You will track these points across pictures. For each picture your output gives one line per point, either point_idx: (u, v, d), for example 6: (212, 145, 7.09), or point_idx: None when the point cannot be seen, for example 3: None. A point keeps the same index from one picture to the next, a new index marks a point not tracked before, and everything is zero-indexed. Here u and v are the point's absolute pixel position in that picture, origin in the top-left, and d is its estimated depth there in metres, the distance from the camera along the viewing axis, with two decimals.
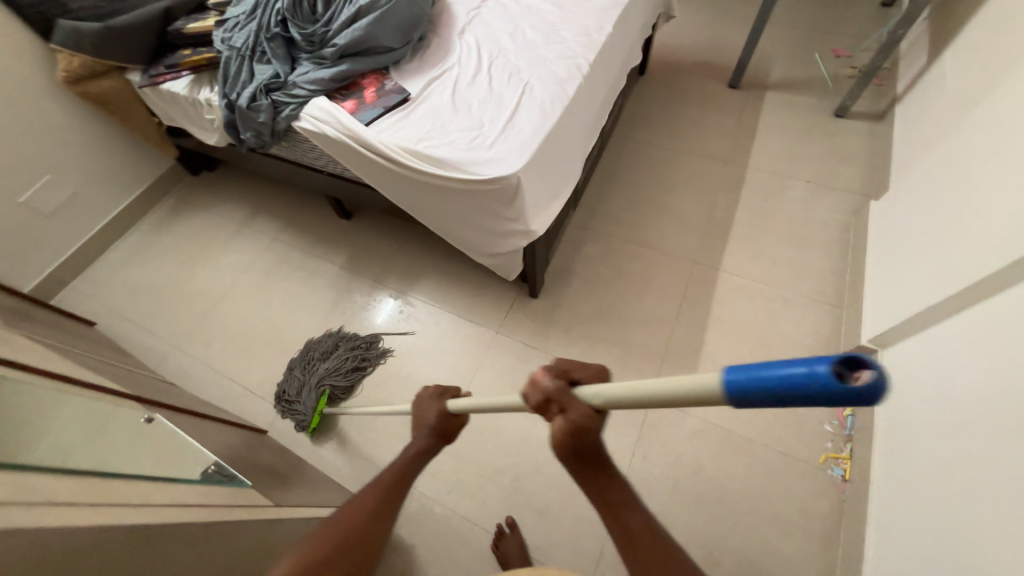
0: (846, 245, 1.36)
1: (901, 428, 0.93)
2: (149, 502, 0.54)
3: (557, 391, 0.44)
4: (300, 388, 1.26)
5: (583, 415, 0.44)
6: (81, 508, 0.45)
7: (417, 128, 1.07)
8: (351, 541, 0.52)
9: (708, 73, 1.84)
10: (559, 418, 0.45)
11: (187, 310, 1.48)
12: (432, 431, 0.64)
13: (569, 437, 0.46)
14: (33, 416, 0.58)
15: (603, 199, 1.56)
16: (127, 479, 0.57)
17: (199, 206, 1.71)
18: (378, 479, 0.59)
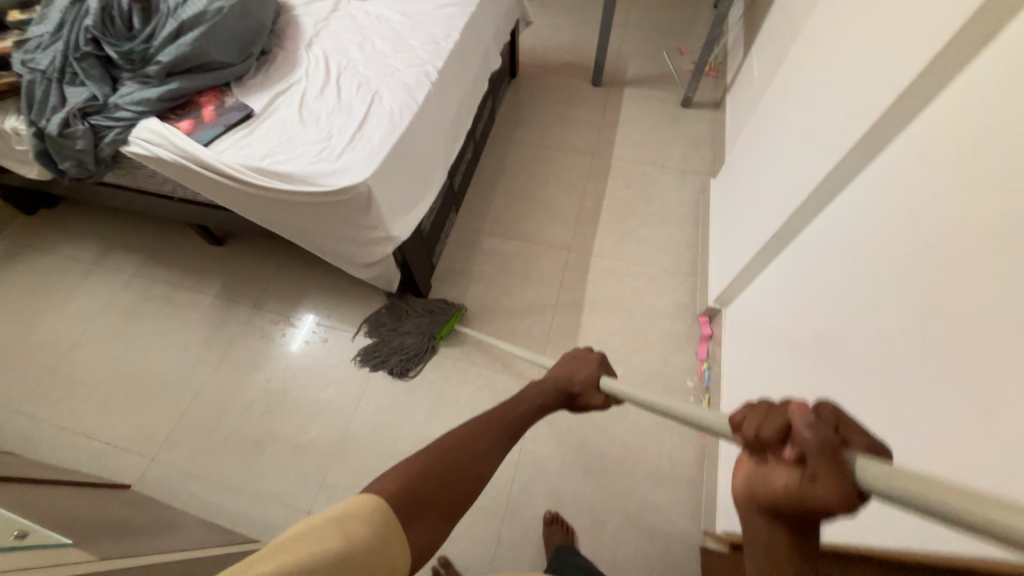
0: (696, 220, 1.54)
1: (741, 373, 1.07)
2: None
3: (815, 442, 0.29)
4: (414, 339, 1.29)
5: (830, 494, 0.27)
6: None
7: (262, 144, 1.03)
8: (454, 467, 0.50)
9: (573, 72, 1.98)
10: (791, 469, 0.29)
11: (29, 366, 1.30)
12: (566, 387, 0.64)
13: (788, 503, 0.29)
14: None
15: (484, 198, 1.61)
16: None
17: (37, 247, 1.52)
18: (495, 417, 0.57)
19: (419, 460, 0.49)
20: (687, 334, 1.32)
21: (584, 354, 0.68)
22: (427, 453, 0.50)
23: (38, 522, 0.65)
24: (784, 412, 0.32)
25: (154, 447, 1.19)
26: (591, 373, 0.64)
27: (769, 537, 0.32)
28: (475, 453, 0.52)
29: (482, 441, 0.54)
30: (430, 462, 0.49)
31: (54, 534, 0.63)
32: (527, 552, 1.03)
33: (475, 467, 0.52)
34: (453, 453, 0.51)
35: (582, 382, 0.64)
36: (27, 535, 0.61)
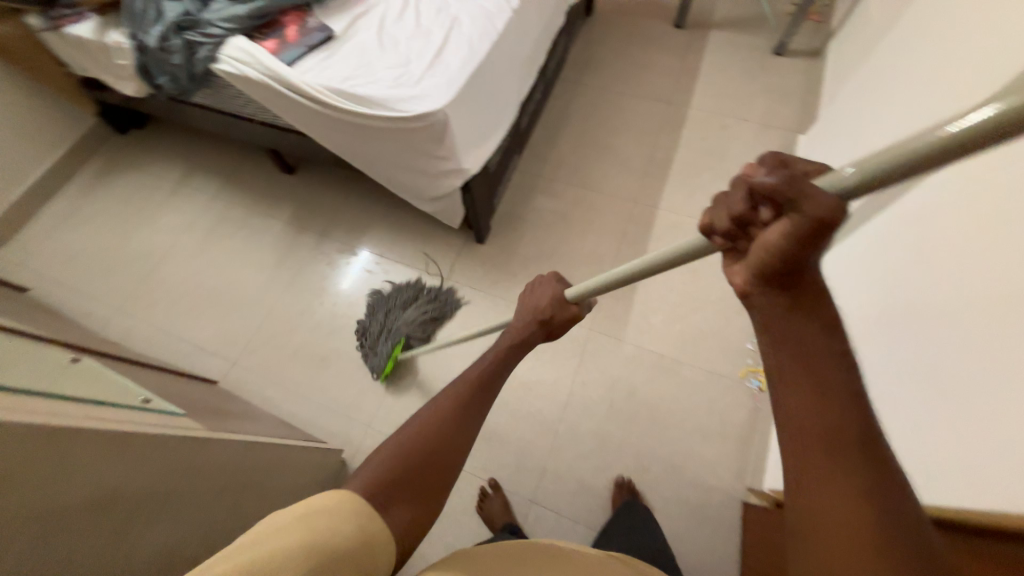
0: None
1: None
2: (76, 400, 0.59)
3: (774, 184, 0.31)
4: (381, 333, 1.26)
5: (817, 213, 0.30)
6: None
7: (342, 66, 1.03)
8: (428, 454, 0.49)
9: (654, 12, 1.83)
10: (779, 221, 0.32)
11: (128, 272, 1.44)
12: (540, 315, 0.62)
13: (791, 253, 0.32)
14: None
15: (549, 142, 1.56)
16: (56, 399, 0.56)
17: (130, 165, 1.63)
18: (462, 378, 0.57)
19: (383, 454, 0.49)
20: None
21: (543, 278, 0.66)
22: (389, 444, 0.50)
23: (155, 395, 0.75)
24: (743, 183, 0.34)
25: (234, 353, 1.31)
26: (556, 292, 0.62)
27: (782, 303, 0.35)
28: (445, 423, 0.52)
29: (450, 408, 0.53)
30: (395, 454, 0.49)
31: (169, 406, 0.73)
32: (570, 487, 1.07)
33: (450, 432, 0.51)
34: (419, 437, 0.50)
35: (551, 305, 0.62)
36: (150, 402, 0.71)
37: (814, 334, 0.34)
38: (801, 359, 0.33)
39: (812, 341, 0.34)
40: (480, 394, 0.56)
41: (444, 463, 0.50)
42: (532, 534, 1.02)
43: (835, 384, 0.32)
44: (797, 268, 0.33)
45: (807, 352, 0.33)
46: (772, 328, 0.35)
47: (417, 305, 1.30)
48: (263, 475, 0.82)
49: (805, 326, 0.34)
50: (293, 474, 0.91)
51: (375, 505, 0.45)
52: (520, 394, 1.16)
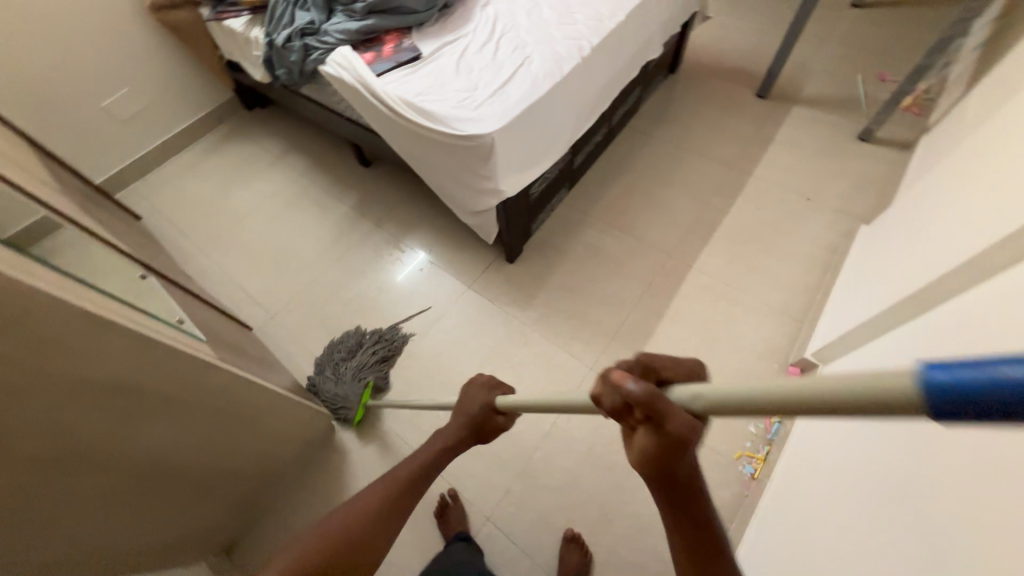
0: (826, 265, 1.36)
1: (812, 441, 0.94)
2: (128, 303, 0.73)
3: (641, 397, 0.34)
4: (340, 384, 1.25)
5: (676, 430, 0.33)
6: (75, 280, 0.65)
7: (420, 83, 1.18)
8: (343, 548, 0.49)
9: (739, 78, 1.83)
10: (645, 429, 0.35)
11: (216, 221, 1.69)
12: (467, 422, 0.69)
13: (660, 458, 0.35)
14: (72, 246, 0.78)
15: (601, 182, 1.61)
16: (114, 298, 0.70)
17: (245, 135, 1.93)
18: (391, 475, 0.58)
19: (300, 547, 0.48)
20: (770, 379, 1.20)
21: (473, 382, 0.73)
22: (306, 540, 0.49)
23: (190, 320, 0.88)
24: (614, 381, 0.36)
25: (276, 308, 1.48)
26: (484, 402, 0.69)
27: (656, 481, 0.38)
28: (365, 521, 0.52)
29: (375, 504, 0.54)
30: (313, 547, 0.48)
31: (196, 330, 0.86)
32: (529, 515, 1.07)
33: (374, 526, 0.52)
34: (340, 531, 0.50)
35: (479, 410, 0.69)
36: (183, 322, 0.85)
37: (686, 499, 0.38)
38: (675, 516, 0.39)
39: (684, 505, 0.38)
40: (409, 492, 0.58)
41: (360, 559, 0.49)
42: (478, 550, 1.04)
43: (698, 527, 0.39)
44: (667, 469, 0.36)
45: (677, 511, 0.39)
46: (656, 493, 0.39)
47: (364, 347, 1.31)
48: (253, 409, 0.93)
49: (680, 494, 0.38)
50: (282, 417, 1.02)
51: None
52: None
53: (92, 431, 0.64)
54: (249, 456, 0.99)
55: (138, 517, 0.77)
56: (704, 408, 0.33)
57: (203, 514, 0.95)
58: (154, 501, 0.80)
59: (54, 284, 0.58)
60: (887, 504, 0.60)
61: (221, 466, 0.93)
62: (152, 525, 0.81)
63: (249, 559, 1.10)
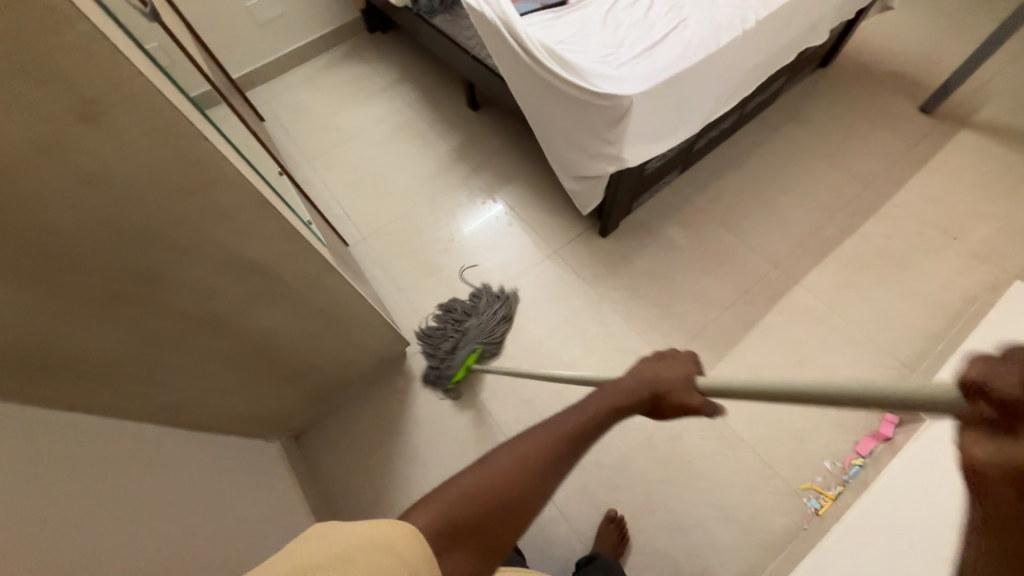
0: (956, 315, 1.21)
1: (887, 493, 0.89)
2: (276, 194, 0.78)
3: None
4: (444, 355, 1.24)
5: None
6: (244, 162, 0.70)
7: (562, 31, 1.13)
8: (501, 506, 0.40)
9: (903, 87, 1.61)
10: None
11: (325, 137, 1.76)
12: (651, 396, 0.49)
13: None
14: (234, 131, 0.84)
15: (715, 173, 1.51)
16: (268, 186, 0.75)
17: (364, 57, 1.96)
18: (554, 425, 0.45)
19: (449, 493, 0.40)
20: (859, 420, 1.11)
21: (671, 351, 0.53)
22: (461, 484, 0.41)
23: (314, 224, 0.94)
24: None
25: (367, 231, 1.53)
26: (673, 377, 0.49)
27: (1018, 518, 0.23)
28: (523, 482, 0.42)
29: (529, 460, 0.42)
30: (464, 497, 0.40)
31: (318, 234, 0.91)
32: (574, 484, 1.08)
33: (529, 490, 0.41)
34: (495, 481, 0.41)
35: (672, 381, 0.50)
36: (311, 224, 0.90)
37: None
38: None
39: None
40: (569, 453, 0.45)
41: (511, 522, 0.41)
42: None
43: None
44: None
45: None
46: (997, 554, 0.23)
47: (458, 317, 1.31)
48: (348, 319, 0.98)
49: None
50: (367, 333, 1.08)
51: (431, 554, 0.37)
52: None
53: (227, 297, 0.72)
54: (333, 359, 1.07)
55: (237, 381, 0.89)
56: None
57: (285, 398, 1.05)
58: (250, 375, 0.91)
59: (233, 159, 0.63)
60: None
61: (310, 361, 1.00)
62: (245, 390, 0.92)
63: (311, 450, 1.20)
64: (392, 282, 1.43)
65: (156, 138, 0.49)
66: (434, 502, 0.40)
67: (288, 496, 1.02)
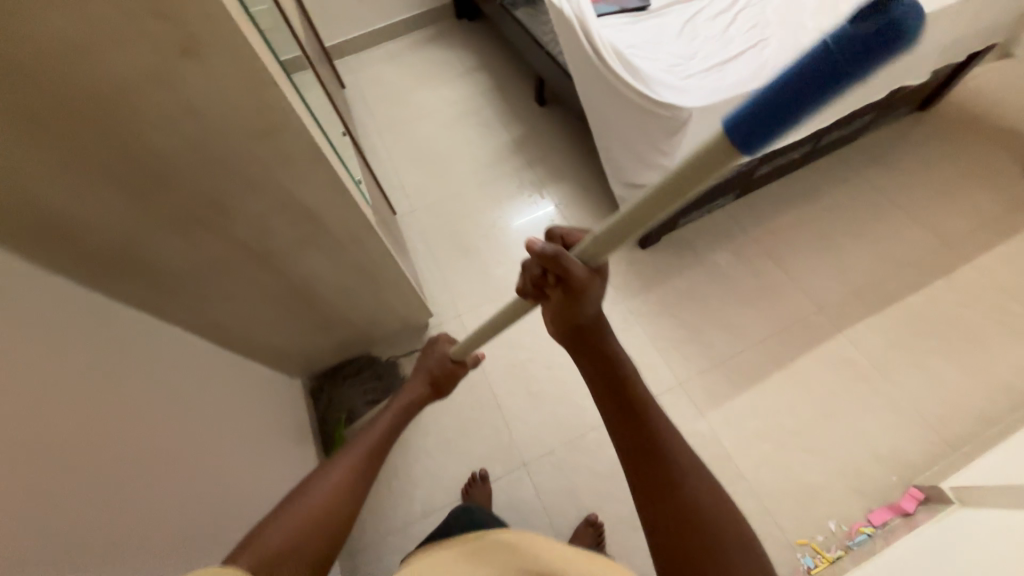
0: (1021, 401, 1.09)
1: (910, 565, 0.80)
2: (334, 151, 0.85)
3: (549, 255, 0.44)
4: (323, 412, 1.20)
5: (577, 278, 0.44)
6: (311, 116, 0.76)
7: (635, 36, 1.12)
8: (326, 521, 0.48)
9: (1012, 145, 1.45)
10: (556, 288, 0.46)
11: (397, 111, 1.85)
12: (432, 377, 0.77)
13: (569, 305, 0.46)
14: (310, 90, 0.92)
15: (775, 204, 1.44)
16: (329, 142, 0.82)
17: (447, 41, 2.04)
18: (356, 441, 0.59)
19: (276, 530, 0.45)
20: (879, 488, 1.03)
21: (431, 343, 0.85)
22: (281, 519, 0.47)
23: (364, 185, 1.00)
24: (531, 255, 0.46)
25: (416, 204, 1.61)
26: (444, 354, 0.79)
27: (584, 350, 0.47)
28: (340, 497, 0.51)
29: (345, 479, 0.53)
30: (293, 527, 0.46)
31: (366, 194, 0.98)
32: (561, 482, 1.09)
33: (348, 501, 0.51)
34: (318, 505, 0.49)
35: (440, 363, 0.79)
36: (361, 183, 0.96)
37: (608, 366, 0.45)
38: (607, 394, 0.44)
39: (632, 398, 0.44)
40: (372, 459, 0.58)
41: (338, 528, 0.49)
42: (495, 493, 1.08)
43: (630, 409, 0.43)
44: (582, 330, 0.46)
45: (616, 385, 0.44)
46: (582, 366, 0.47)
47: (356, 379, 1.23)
48: (380, 278, 1.05)
49: (603, 363, 0.45)
50: (395, 296, 1.14)
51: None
52: (579, 382, 1.20)
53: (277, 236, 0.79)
54: (361, 315, 1.13)
55: (275, 317, 0.98)
56: (599, 245, 0.43)
57: (312, 342, 1.14)
58: (287, 314, 0.99)
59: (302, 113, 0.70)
60: None
61: (340, 310, 1.08)
62: (279, 326, 1.01)
63: None
64: (429, 257, 1.49)
65: (237, 80, 0.56)
66: (255, 545, 0.43)
67: (296, 429, 1.11)
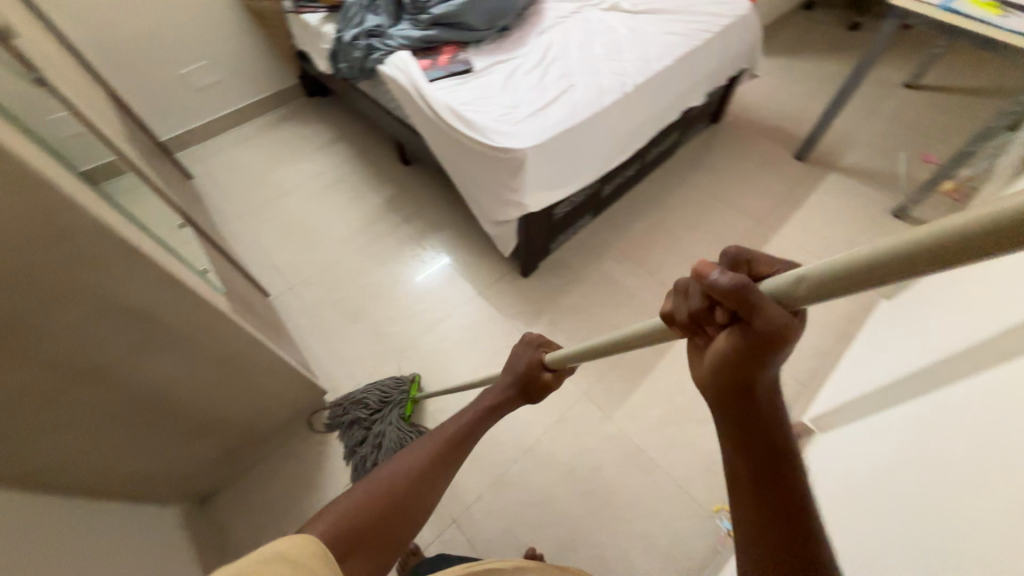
0: (841, 333, 1.33)
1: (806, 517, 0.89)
2: (163, 245, 0.80)
3: (730, 290, 0.32)
4: (376, 440, 1.13)
5: (765, 328, 0.32)
6: (124, 215, 0.72)
7: (466, 95, 1.25)
8: (400, 500, 0.51)
9: (781, 139, 1.86)
10: (730, 329, 0.34)
11: (259, 192, 1.79)
12: (517, 380, 0.72)
13: (739, 358, 0.34)
14: (127, 189, 0.86)
15: (626, 215, 1.64)
16: (153, 239, 0.78)
17: (301, 119, 2.05)
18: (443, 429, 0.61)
19: (354, 499, 0.50)
20: None
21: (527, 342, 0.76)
22: (361, 490, 0.51)
23: (214, 273, 0.95)
24: (697, 280, 0.35)
25: (295, 281, 1.53)
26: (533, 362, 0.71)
27: (736, 411, 0.36)
28: (418, 478, 0.54)
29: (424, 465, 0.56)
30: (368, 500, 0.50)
31: (217, 283, 0.92)
32: (494, 526, 1.05)
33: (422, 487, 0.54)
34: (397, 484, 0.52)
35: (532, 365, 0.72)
36: (207, 272, 0.91)
37: (770, 447, 0.36)
38: (755, 477, 0.36)
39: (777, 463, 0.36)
40: (453, 451, 0.59)
41: (413, 514, 0.52)
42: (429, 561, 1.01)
43: (787, 510, 0.35)
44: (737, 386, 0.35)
45: (770, 474, 0.35)
46: (727, 428, 0.38)
47: (358, 416, 1.17)
48: (252, 366, 0.98)
49: (759, 436, 0.36)
50: (276, 381, 1.06)
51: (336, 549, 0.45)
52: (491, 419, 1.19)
53: (107, 350, 0.71)
54: (241, 411, 1.03)
55: (127, 440, 0.84)
56: (808, 294, 0.31)
57: (186, 457, 0.99)
58: (141, 430, 0.86)
59: (109, 213, 0.65)
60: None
61: (213, 414, 0.97)
62: (135, 451, 0.87)
63: (219, 513, 1.13)
64: (316, 331, 1.41)
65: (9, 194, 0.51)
66: (337, 507, 0.49)
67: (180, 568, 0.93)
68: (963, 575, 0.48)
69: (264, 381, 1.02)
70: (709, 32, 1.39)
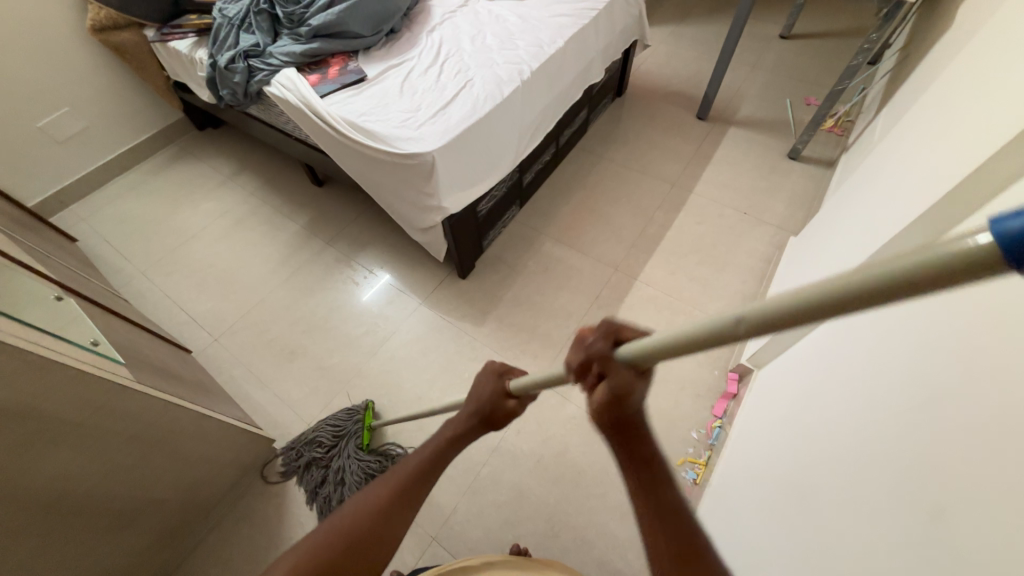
0: (763, 275, 1.42)
1: (742, 457, 0.94)
2: (32, 326, 0.71)
3: (596, 352, 0.38)
4: (338, 478, 1.09)
5: (619, 386, 0.37)
6: None
7: (363, 105, 1.20)
8: (352, 547, 0.49)
9: (682, 102, 1.95)
10: (598, 385, 0.39)
11: (160, 241, 1.64)
12: (480, 410, 0.63)
13: (605, 408, 0.39)
14: None
15: (551, 199, 1.66)
16: (13, 320, 0.68)
17: (196, 155, 1.90)
18: (402, 465, 0.57)
19: (303, 550, 0.48)
20: (713, 386, 1.23)
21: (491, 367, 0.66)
22: (310, 540, 0.49)
23: (109, 343, 0.85)
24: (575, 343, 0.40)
25: (220, 329, 1.43)
26: (501, 384, 0.63)
27: (618, 442, 0.42)
28: (370, 523, 0.51)
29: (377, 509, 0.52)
30: (318, 551, 0.48)
31: (115, 353, 0.83)
32: (473, 534, 1.04)
33: (377, 533, 0.50)
34: (346, 531, 0.50)
35: (493, 396, 0.63)
36: (98, 344, 0.81)
37: (647, 464, 0.42)
38: (637, 490, 0.42)
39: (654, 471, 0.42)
40: (411, 488, 0.55)
41: (369, 562, 0.49)
42: None
43: (666, 514, 0.41)
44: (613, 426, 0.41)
45: (651, 486, 0.42)
46: (619, 449, 0.43)
47: (315, 456, 1.12)
48: (178, 433, 0.90)
49: (637, 456, 0.42)
50: (211, 442, 0.99)
51: None
52: None
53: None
54: (175, 483, 0.94)
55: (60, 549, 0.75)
56: (744, 334, 0.29)
57: (121, 552, 0.89)
58: (74, 533, 0.77)
59: None
60: (806, 496, 0.64)
61: (146, 494, 0.88)
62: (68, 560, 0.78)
63: None
64: (253, 377, 1.32)
65: None
66: (286, 558, 0.47)
67: None
68: (866, 469, 0.53)
69: (191, 448, 0.94)
70: (595, 10, 1.41)
